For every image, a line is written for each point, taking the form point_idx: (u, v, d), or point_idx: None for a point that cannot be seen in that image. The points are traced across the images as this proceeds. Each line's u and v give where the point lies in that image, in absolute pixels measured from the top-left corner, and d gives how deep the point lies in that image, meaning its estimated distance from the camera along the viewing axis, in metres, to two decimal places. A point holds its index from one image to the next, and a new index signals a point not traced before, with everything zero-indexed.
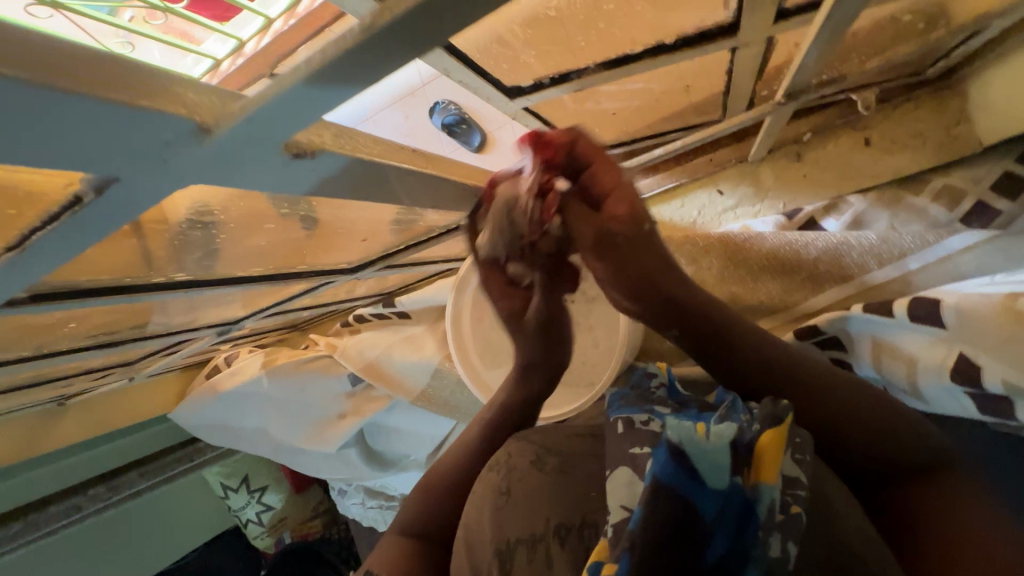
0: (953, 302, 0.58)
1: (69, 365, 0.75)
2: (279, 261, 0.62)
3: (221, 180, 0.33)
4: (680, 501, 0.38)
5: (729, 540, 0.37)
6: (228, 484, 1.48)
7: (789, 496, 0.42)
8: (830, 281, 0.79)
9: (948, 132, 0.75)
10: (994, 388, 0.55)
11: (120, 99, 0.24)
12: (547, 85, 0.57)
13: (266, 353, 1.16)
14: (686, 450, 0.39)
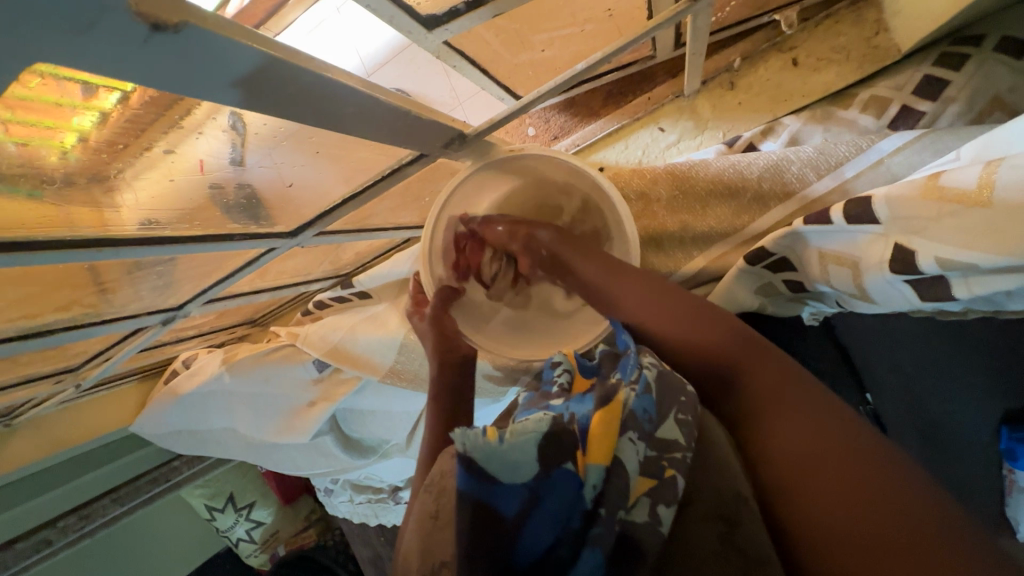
0: (882, 194, 0.57)
1: (2, 366, 0.71)
2: (209, 223, 0.59)
3: (94, 61, 0.28)
4: (482, 510, 0.38)
5: (555, 530, 0.39)
6: (213, 505, 1.42)
7: (666, 460, 0.45)
8: (775, 199, 0.79)
9: (870, 43, 0.78)
10: (930, 268, 0.54)
11: None
12: (463, 12, 0.56)
13: (226, 350, 1.12)
14: (472, 456, 0.38)
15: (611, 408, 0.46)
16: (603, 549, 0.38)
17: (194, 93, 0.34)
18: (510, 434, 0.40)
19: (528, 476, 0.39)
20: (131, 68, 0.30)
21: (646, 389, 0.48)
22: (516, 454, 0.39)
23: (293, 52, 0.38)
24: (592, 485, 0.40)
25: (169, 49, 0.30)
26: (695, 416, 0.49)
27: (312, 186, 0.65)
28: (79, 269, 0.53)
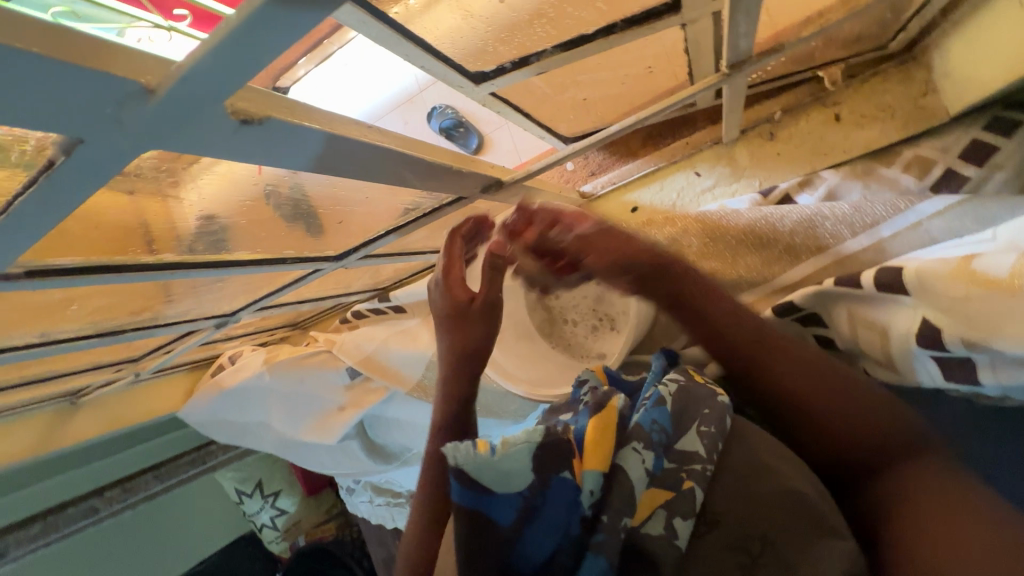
0: (914, 269, 0.57)
1: (75, 357, 0.79)
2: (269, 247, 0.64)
3: (197, 148, 0.32)
4: (479, 521, 0.42)
5: (556, 537, 0.45)
6: (243, 489, 1.52)
7: (685, 472, 0.54)
8: (807, 251, 0.79)
9: (916, 103, 0.76)
10: (958, 349, 0.54)
11: (65, 59, 0.23)
12: (510, 70, 0.60)
13: (268, 350, 1.20)
14: (465, 470, 0.42)
15: (607, 415, 0.54)
16: (608, 554, 0.44)
17: (278, 160, 0.37)
18: (502, 447, 0.44)
19: (520, 486, 0.43)
20: (229, 148, 0.33)
21: (657, 403, 0.59)
22: (507, 465, 0.43)
23: (349, 124, 0.41)
24: (591, 491, 0.47)
25: (247, 139, 0.33)
26: (719, 430, 0.58)
27: (357, 221, 0.69)
28: (151, 283, 0.59)
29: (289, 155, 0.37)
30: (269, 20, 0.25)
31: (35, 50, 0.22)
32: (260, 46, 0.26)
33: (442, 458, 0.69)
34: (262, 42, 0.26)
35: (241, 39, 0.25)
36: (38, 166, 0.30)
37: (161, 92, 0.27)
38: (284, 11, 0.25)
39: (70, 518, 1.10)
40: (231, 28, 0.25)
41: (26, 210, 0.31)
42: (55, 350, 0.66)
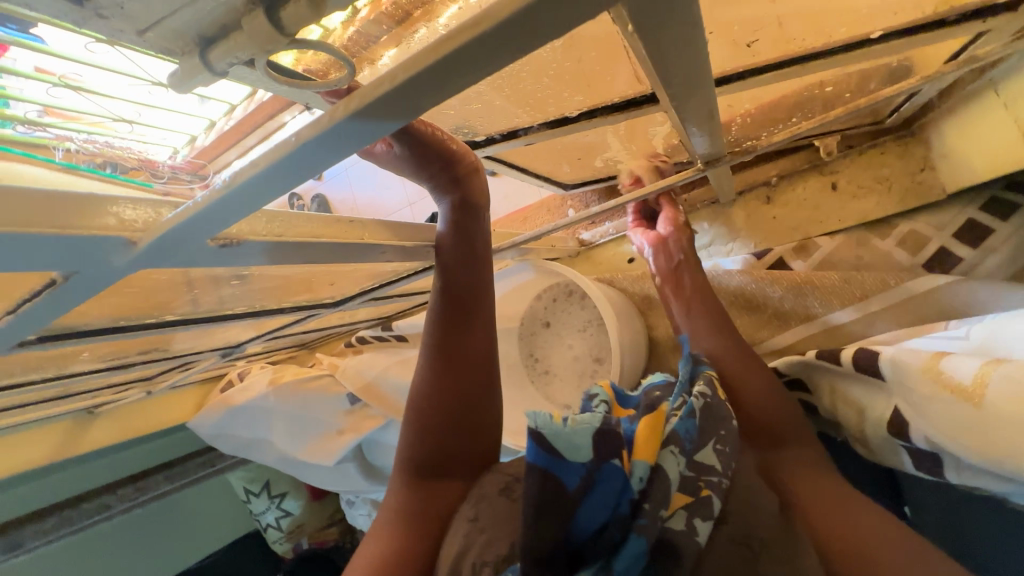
0: (888, 355, 0.57)
1: (91, 383, 0.83)
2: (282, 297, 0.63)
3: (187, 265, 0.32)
4: (550, 483, 0.40)
5: (606, 513, 0.43)
6: (251, 488, 1.44)
7: (702, 481, 0.49)
8: (796, 319, 0.80)
9: (914, 178, 0.76)
10: (919, 443, 0.55)
11: (44, 229, 0.23)
12: (499, 140, 0.64)
13: (274, 370, 1.25)
14: (543, 433, 0.41)
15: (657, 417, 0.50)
16: (649, 536, 0.42)
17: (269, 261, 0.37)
18: (572, 422, 0.43)
19: (588, 458, 0.42)
20: (216, 262, 0.33)
21: (689, 414, 0.53)
22: (580, 439, 0.42)
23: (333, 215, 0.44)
24: (639, 478, 0.45)
25: (234, 254, 0.33)
26: (732, 450, 0.53)
27: (356, 283, 0.70)
28: (159, 334, 0.62)
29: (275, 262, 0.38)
30: (264, 180, 0.24)
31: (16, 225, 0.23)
32: (250, 202, 0.26)
33: (419, 453, 0.57)
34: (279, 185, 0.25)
35: (233, 197, 0.25)
36: (42, 281, 0.30)
37: (143, 241, 0.27)
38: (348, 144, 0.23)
39: (84, 513, 1.15)
40: (222, 189, 0.25)
41: (36, 311, 0.32)
42: (71, 381, 0.70)
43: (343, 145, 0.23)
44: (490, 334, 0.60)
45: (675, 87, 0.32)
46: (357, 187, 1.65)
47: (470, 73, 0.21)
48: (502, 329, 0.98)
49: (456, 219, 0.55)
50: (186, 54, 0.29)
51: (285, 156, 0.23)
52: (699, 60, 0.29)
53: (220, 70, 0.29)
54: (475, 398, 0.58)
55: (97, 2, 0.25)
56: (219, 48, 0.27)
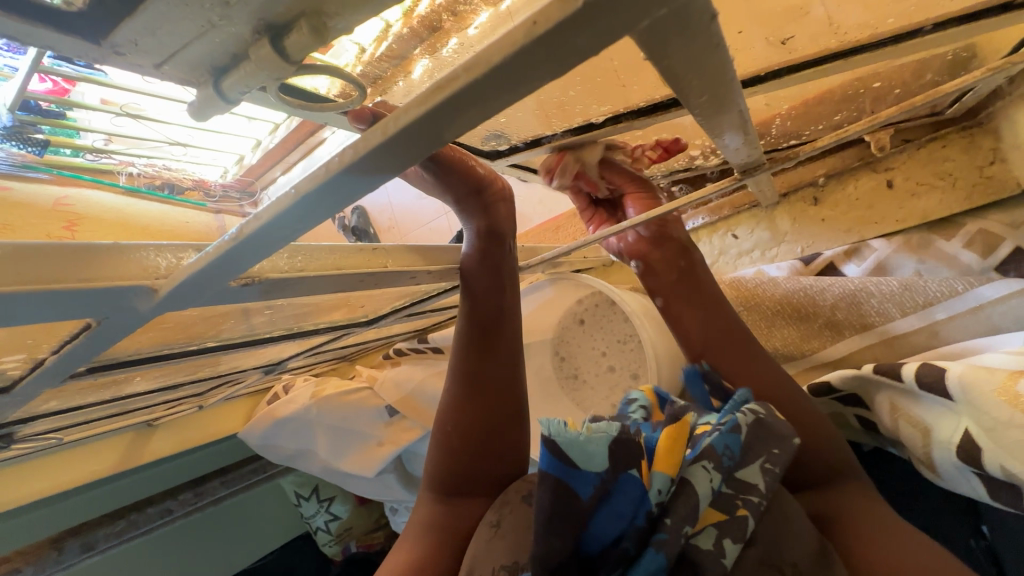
0: (956, 373, 0.52)
1: (147, 401, 0.87)
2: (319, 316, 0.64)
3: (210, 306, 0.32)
4: (562, 490, 0.41)
5: (620, 524, 0.42)
6: (301, 493, 1.48)
7: (738, 499, 0.44)
8: (850, 328, 0.74)
9: (981, 173, 0.69)
10: (994, 473, 0.50)
11: (70, 283, 0.24)
12: (523, 148, 0.63)
13: (316, 384, 1.28)
14: (555, 440, 0.42)
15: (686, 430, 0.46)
16: (668, 552, 0.40)
17: (297, 294, 0.37)
18: (588, 431, 0.44)
19: (600, 468, 0.42)
20: (243, 298, 0.34)
21: (733, 428, 0.47)
22: (594, 447, 0.42)
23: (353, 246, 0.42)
24: (659, 491, 0.43)
25: (254, 289, 0.33)
26: (784, 472, 0.46)
27: (386, 302, 0.70)
28: (204, 357, 0.64)
29: (300, 295, 0.38)
30: (268, 226, 0.24)
31: (43, 281, 0.23)
32: (262, 252, 0.26)
33: (445, 470, 0.56)
34: (283, 231, 0.25)
35: (237, 246, 0.25)
36: (79, 324, 0.32)
37: (165, 289, 0.28)
38: (345, 182, 0.22)
39: (149, 519, 1.21)
40: (226, 241, 0.25)
41: (75, 351, 0.34)
42: (128, 400, 0.74)
43: (344, 191, 0.23)
44: (517, 360, 0.59)
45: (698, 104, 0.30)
46: (394, 198, 1.69)
47: (468, 117, 0.20)
48: (536, 341, 0.96)
49: (481, 245, 0.55)
50: (203, 84, 0.30)
51: (286, 208, 0.23)
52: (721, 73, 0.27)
53: (232, 97, 0.30)
54: (502, 420, 0.57)
55: (115, 39, 0.27)
56: (232, 76, 0.28)
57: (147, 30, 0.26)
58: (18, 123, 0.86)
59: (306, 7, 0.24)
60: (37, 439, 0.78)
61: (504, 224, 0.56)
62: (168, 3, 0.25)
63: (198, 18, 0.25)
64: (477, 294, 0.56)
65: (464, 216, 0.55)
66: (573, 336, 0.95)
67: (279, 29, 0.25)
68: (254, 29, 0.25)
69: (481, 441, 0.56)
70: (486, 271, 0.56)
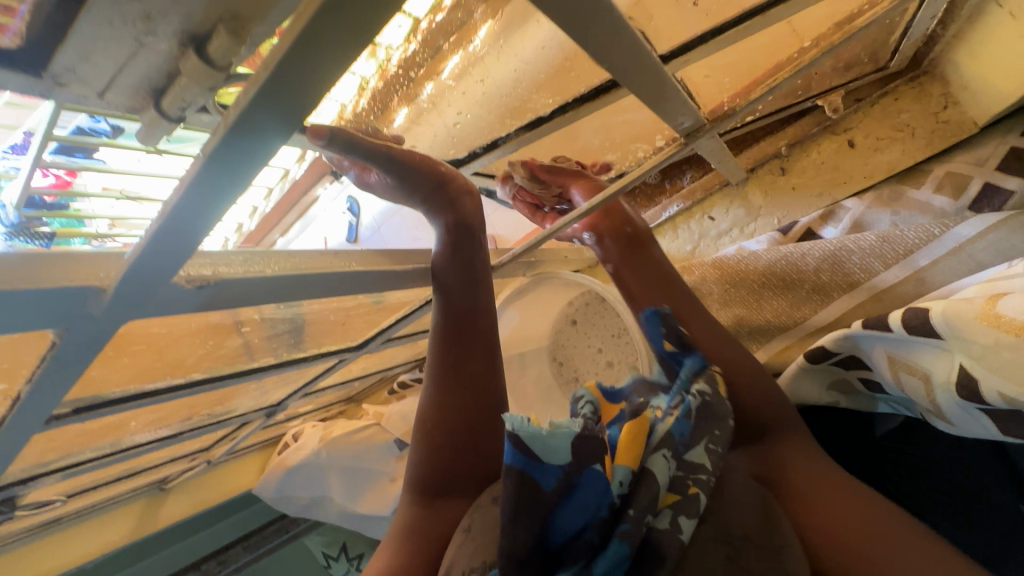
0: (938, 310, 0.52)
1: (151, 458, 0.87)
2: (303, 342, 0.65)
3: (162, 308, 0.33)
4: (525, 481, 0.40)
5: (585, 516, 0.40)
6: (329, 552, 1.41)
7: (689, 479, 0.45)
8: (837, 290, 0.73)
9: (937, 118, 0.70)
10: (996, 403, 0.48)
11: (20, 285, 0.25)
12: (481, 152, 0.68)
13: (324, 427, 1.28)
14: (519, 434, 0.41)
15: (640, 425, 0.46)
16: (632, 541, 0.39)
17: (258, 300, 0.38)
18: (550, 425, 0.43)
19: (564, 461, 0.41)
20: (202, 303, 0.34)
21: (685, 413, 0.48)
22: (556, 441, 0.42)
23: (319, 255, 0.43)
24: (620, 482, 0.42)
25: (212, 295, 0.34)
26: (725, 451, 0.48)
27: (371, 321, 0.71)
28: (196, 397, 0.65)
29: (262, 299, 0.38)
30: (206, 187, 0.26)
31: None
32: (195, 230, 0.28)
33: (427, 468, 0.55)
34: (206, 198, 0.27)
35: (169, 224, 0.27)
36: (46, 346, 0.32)
37: (112, 288, 0.29)
38: (241, 138, 0.25)
39: None
40: (155, 223, 0.27)
41: (46, 376, 0.34)
42: (127, 457, 0.73)
43: (238, 148, 0.25)
44: (492, 356, 0.59)
45: (578, 36, 0.33)
46: (388, 239, 1.73)
47: (357, 27, 0.23)
48: (533, 349, 0.96)
49: (450, 239, 0.57)
50: (146, 107, 0.35)
51: (203, 167, 0.25)
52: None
53: (174, 116, 0.35)
54: (484, 414, 0.57)
55: (53, 69, 0.30)
56: (169, 93, 0.32)
57: (81, 57, 0.30)
58: (24, 219, 0.85)
59: (222, 13, 0.28)
60: (44, 505, 0.78)
61: (473, 217, 0.58)
62: (99, 28, 0.28)
63: (127, 38, 0.29)
64: (446, 288, 0.58)
65: (433, 215, 0.58)
66: (570, 340, 0.94)
67: (202, 40, 0.29)
68: (180, 42, 0.29)
69: (460, 435, 0.55)
70: (454, 264, 0.58)
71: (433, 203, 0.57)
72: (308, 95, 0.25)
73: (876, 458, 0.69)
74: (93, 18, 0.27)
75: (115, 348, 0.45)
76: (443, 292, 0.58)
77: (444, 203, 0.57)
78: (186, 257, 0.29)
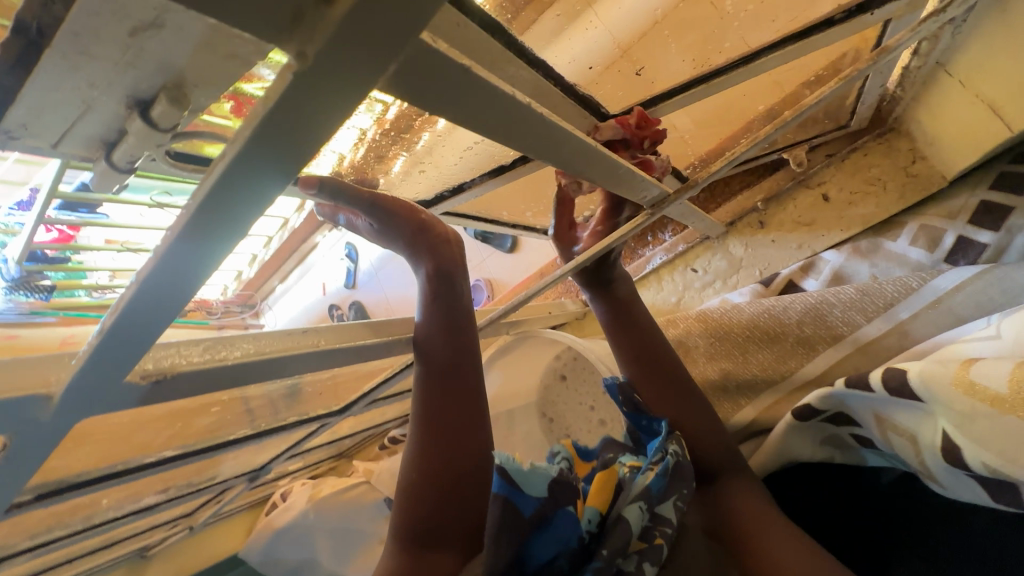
0: (915, 371, 0.51)
1: (130, 527, 0.84)
2: (280, 411, 0.64)
3: (121, 404, 0.32)
4: (507, 510, 0.39)
5: (558, 546, 0.39)
6: None
7: (656, 529, 0.44)
8: (821, 343, 0.72)
9: (908, 172, 0.72)
10: (979, 471, 0.46)
11: None
12: (449, 196, 0.68)
13: (313, 486, 1.24)
14: (505, 466, 0.40)
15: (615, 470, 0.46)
16: None
17: (221, 389, 0.38)
18: (531, 463, 0.42)
19: (542, 492, 0.40)
20: (161, 399, 0.34)
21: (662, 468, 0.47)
22: (537, 477, 0.41)
23: (288, 336, 0.43)
24: (588, 520, 0.43)
25: (170, 390, 0.34)
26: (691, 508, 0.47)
27: (352, 386, 0.71)
28: (171, 470, 0.64)
29: (230, 385, 0.38)
30: (184, 245, 0.26)
31: None
32: (171, 297, 0.28)
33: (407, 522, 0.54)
34: (181, 267, 0.27)
35: (143, 291, 0.27)
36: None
37: (60, 393, 0.29)
38: (219, 207, 0.25)
39: None
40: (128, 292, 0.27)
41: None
42: (100, 532, 0.71)
43: (213, 209, 0.25)
44: (478, 402, 0.58)
45: (532, 151, 0.34)
46: (387, 288, 1.74)
47: (300, 132, 0.24)
48: (521, 405, 0.95)
49: (431, 287, 0.57)
50: (98, 159, 0.35)
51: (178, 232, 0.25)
52: (527, 116, 0.31)
53: (124, 167, 0.35)
54: (467, 464, 0.55)
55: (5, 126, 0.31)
56: (119, 149, 0.33)
57: (32, 114, 0.30)
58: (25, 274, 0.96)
59: (165, 82, 0.30)
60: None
61: (457, 264, 0.58)
62: (48, 92, 0.29)
63: (75, 101, 0.30)
64: (431, 336, 0.57)
65: (417, 263, 0.57)
66: (559, 395, 0.93)
67: (147, 103, 0.31)
68: (127, 105, 0.31)
69: (444, 484, 0.54)
70: (440, 312, 0.57)
71: (416, 251, 0.56)
72: (293, 152, 0.25)
73: (885, 510, 0.64)
74: (35, 83, 0.28)
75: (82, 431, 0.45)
76: (425, 341, 0.58)
77: (426, 250, 0.56)
78: (162, 326, 0.29)
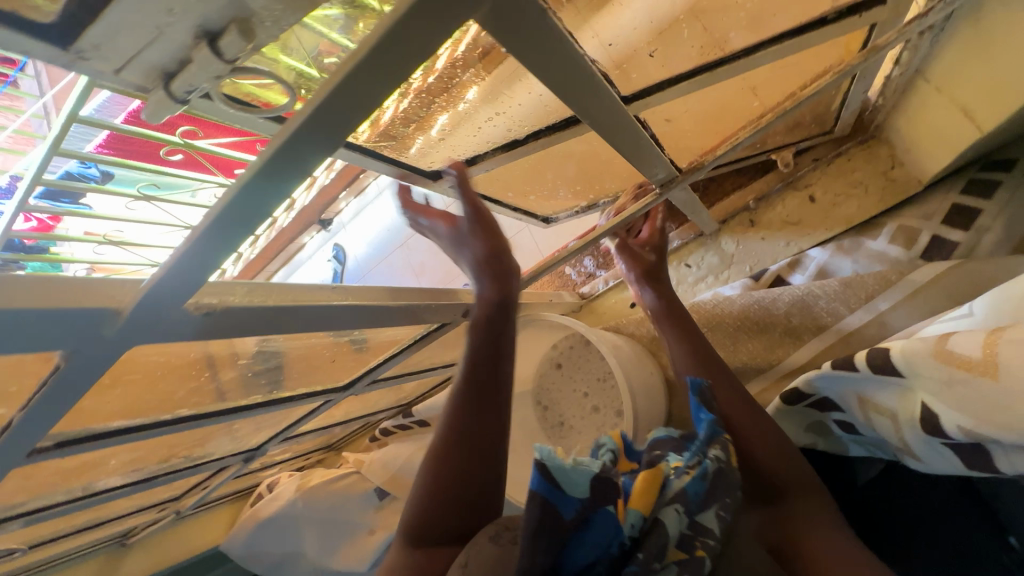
0: (897, 349, 0.55)
1: (120, 505, 0.83)
2: (289, 380, 0.65)
3: (174, 333, 0.34)
4: (547, 511, 0.38)
5: (597, 552, 0.38)
6: None
7: (697, 540, 0.42)
8: (808, 332, 0.77)
9: (887, 176, 0.78)
10: (956, 436, 0.50)
11: (47, 304, 0.27)
12: (461, 168, 0.70)
13: (301, 477, 1.23)
14: (546, 464, 0.40)
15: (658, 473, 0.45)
16: None
17: (260, 331, 0.40)
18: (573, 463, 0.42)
19: (584, 495, 0.40)
20: (208, 332, 0.36)
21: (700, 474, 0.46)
22: (578, 476, 0.41)
23: (320, 290, 0.45)
24: (631, 525, 0.41)
25: (217, 324, 0.36)
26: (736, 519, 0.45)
27: (359, 360, 0.72)
28: (176, 436, 0.64)
29: (266, 327, 0.40)
30: (265, 176, 0.28)
31: (20, 300, 0.26)
32: (242, 229, 0.30)
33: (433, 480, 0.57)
34: (259, 199, 0.29)
35: (222, 219, 0.29)
36: (49, 371, 0.34)
37: (127, 310, 0.30)
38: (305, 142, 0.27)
39: None
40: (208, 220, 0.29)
41: (44, 401, 0.35)
42: (96, 503, 0.70)
43: (299, 146, 0.27)
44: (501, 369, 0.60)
45: (571, 96, 0.38)
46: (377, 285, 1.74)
47: (393, 73, 0.27)
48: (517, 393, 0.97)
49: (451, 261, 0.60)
50: (155, 88, 0.38)
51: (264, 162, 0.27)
52: (572, 63, 0.35)
53: (180, 98, 0.38)
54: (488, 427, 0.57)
55: (78, 46, 0.33)
56: (179, 77, 0.36)
57: (108, 37, 0.32)
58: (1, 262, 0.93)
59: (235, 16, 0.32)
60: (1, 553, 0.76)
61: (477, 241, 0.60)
62: (127, 15, 0.31)
63: (149, 27, 0.32)
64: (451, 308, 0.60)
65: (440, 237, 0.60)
66: (555, 383, 0.96)
67: (215, 35, 0.33)
68: (196, 35, 0.33)
69: (468, 445, 0.57)
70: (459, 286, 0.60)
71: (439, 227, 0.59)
72: (376, 93, 0.27)
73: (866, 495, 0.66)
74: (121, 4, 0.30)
75: (106, 379, 0.46)
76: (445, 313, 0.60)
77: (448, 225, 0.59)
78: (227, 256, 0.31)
